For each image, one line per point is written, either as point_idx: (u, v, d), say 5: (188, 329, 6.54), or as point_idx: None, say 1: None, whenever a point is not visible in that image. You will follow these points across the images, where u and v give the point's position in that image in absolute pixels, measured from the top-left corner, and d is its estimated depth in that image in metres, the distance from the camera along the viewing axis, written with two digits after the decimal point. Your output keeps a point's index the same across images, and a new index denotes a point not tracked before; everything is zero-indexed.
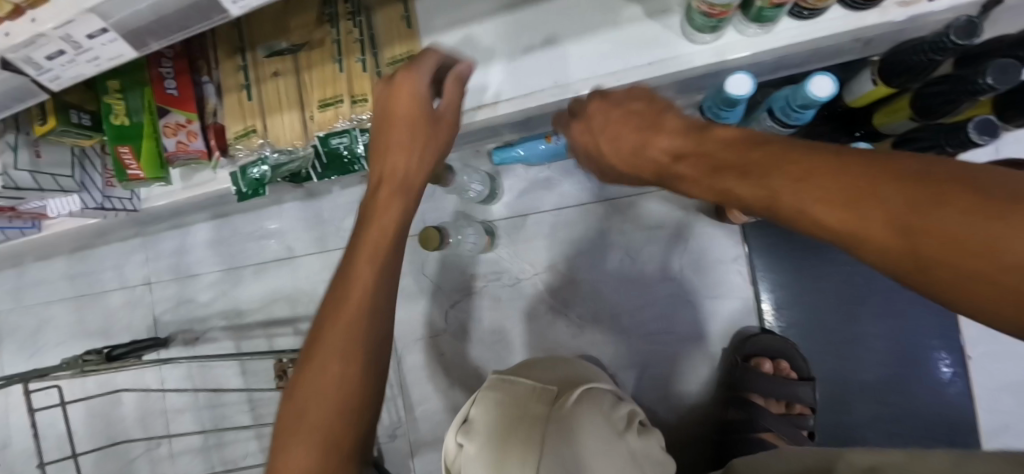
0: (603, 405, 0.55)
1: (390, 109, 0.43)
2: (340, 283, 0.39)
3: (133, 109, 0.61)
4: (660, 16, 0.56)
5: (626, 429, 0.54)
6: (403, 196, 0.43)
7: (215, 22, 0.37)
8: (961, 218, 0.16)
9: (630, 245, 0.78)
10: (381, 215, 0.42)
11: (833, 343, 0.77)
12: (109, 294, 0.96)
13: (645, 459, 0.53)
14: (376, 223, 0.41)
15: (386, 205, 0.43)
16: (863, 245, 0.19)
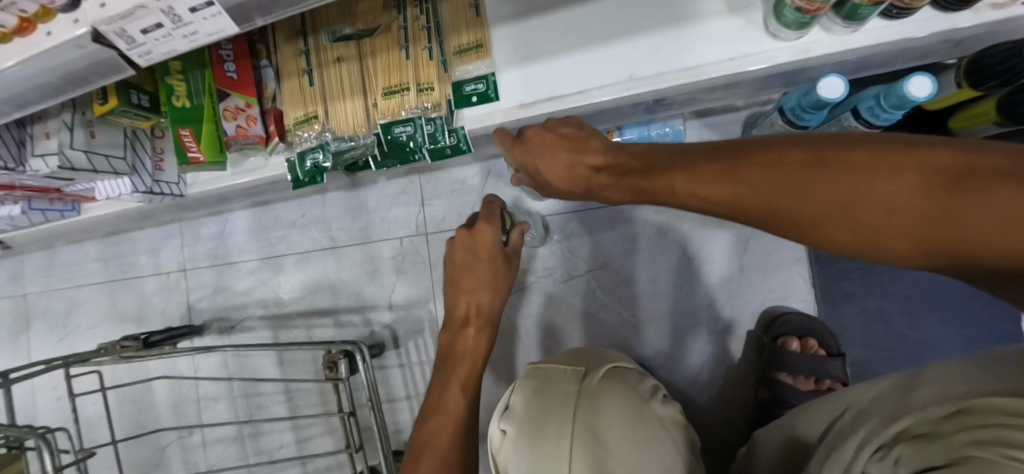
0: (630, 379, 0.55)
1: (465, 248, 0.56)
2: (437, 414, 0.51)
3: (194, 91, 0.59)
4: (742, 11, 0.54)
5: (653, 397, 0.54)
6: (485, 332, 0.56)
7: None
8: (964, 209, 0.18)
9: (690, 242, 0.73)
10: (463, 355, 0.55)
11: (896, 347, 0.68)
12: (143, 280, 0.94)
13: (670, 423, 0.53)
14: (463, 349, 0.55)
15: (475, 340, 0.55)
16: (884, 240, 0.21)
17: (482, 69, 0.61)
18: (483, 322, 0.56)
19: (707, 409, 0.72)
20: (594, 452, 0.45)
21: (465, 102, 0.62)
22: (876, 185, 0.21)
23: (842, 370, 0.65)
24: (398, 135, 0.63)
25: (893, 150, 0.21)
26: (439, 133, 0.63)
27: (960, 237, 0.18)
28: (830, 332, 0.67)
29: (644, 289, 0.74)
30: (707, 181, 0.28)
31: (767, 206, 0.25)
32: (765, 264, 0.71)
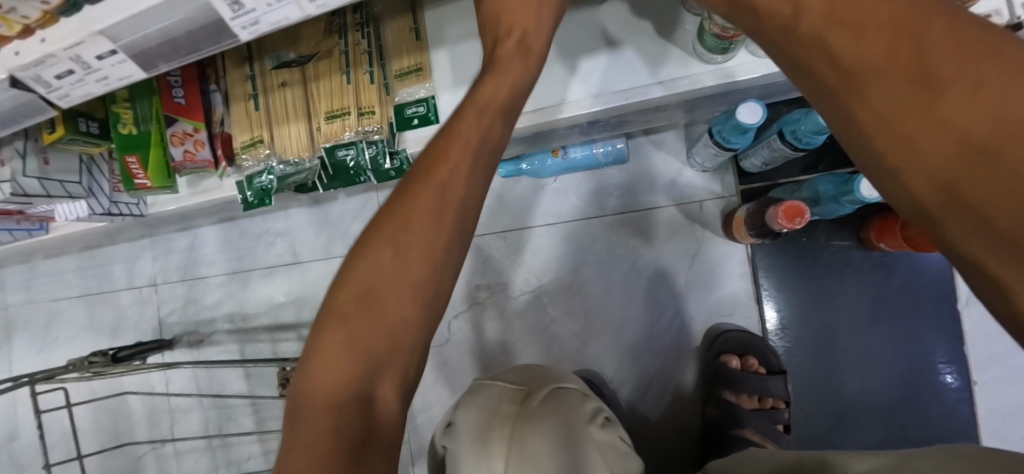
0: (571, 402, 0.51)
1: None
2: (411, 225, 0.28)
3: (141, 118, 0.61)
4: (671, 34, 0.54)
5: (592, 420, 0.49)
6: (526, 65, 0.37)
7: (224, 46, 0.39)
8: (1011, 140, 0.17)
9: (639, 258, 0.73)
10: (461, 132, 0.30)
11: (841, 362, 0.69)
12: (117, 293, 0.96)
13: (610, 450, 0.48)
14: (476, 103, 0.32)
15: (508, 67, 0.36)
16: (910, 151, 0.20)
17: (422, 92, 0.62)
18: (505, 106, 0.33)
19: (657, 423, 0.72)
20: (528, 459, 0.43)
21: (406, 125, 0.63)
22: (954, 65, 0.19)
23: (783, 387, 0.65)
24: (341, 158, 0.65)
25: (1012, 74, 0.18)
26: (379, 157, 0.64)
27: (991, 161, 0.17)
28: (770, 348, 0.67)
29: (595, 303, 0.75)
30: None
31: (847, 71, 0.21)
32: (712, 279, 0.71)
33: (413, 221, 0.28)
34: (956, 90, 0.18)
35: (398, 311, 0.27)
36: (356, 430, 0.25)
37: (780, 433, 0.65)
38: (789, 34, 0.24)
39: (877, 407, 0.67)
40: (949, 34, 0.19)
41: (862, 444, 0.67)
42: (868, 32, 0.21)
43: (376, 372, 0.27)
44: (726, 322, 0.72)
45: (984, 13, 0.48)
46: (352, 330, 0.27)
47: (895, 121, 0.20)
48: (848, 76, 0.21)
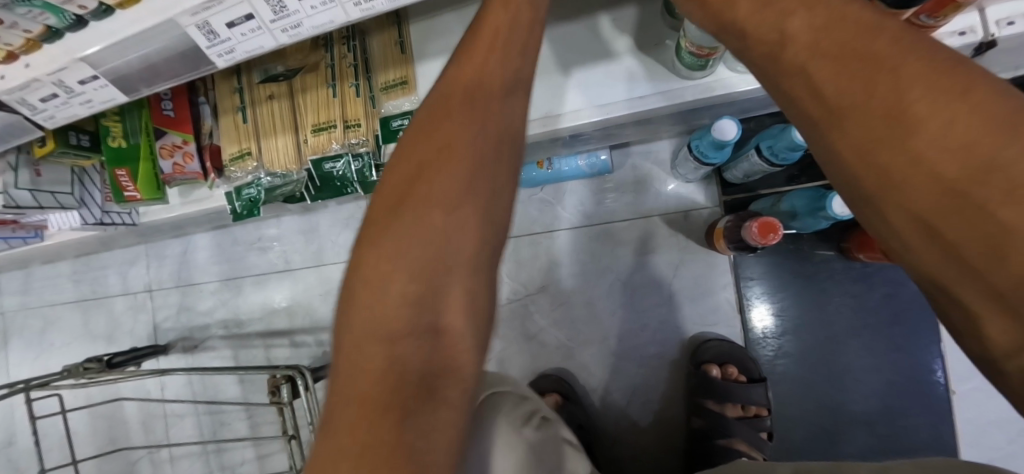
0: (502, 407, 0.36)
1: None
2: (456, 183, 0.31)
3: (130, 131, 0.62)
4: (652, 49, 0.54)
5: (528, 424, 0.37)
6: None
7: (203, 71, 0.40)
8: (980, 179, 0.18)
9: (624, 268, 0.74)
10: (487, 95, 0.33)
11: (822, 371, 0.70)
12: (113, 299, 0.98)
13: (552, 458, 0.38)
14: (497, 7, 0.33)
15: None
16: (887, 184, 0.21)
17: (407, 105, 0.63)
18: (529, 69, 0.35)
19: (643, 430, 0.73)
20: None
21: (391, 137, 0.63)
22: (927, 101, 0.19)
23: (765, 395, 0.66)
24: (328, 170, 0.65)
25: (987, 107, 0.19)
26: (366, 169, 0.65)
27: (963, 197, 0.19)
28: (751, 357, 0.68)
29: (582, 311, 0.76)
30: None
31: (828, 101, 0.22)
32: (696, 288, 0.72)
33: (454, 145, 0.31)
34: (926, 127, 0.19)
35: (448, 254, 0.30)
36: (418, 366, 0.28)
37: (764, 441, 0.66)
38: (771, 57, 0.25)
39: (858, 415, 0.68)
40: (924, 67, 0.20)
41: (845, 455, 0.68)
42: (845, 63, 0.22)
43: (436, 312, 0.29)
44: (707, 331, 0.73)
45: (960, 31, 0.48)
46: (410, 272, 0.30)
47: (872, 153, 0.21)
48: (827, 104, 0.23)
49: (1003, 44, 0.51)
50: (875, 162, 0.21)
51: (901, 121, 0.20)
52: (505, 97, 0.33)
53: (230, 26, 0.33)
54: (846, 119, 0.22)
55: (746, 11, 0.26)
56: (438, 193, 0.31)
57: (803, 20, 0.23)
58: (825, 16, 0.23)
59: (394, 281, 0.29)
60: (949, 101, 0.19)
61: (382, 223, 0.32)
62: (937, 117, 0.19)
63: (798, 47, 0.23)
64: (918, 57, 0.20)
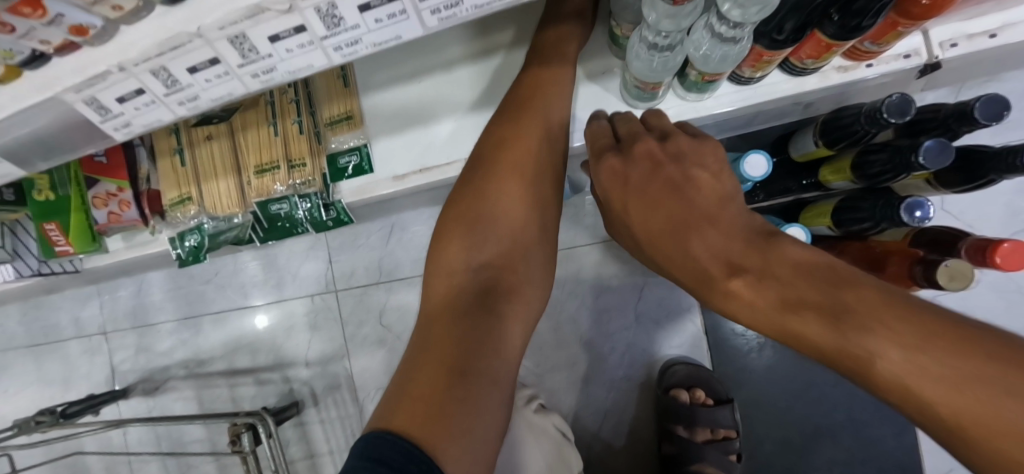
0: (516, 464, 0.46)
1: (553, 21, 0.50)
2: (504, 190, 0.46)
3: (58, 182, 0.59)
4: (601, 78, 0.54)
5: None
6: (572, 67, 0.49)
7: (101, 144, 0.37)
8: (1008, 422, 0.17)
9: (590, 290, 0.74)
10: (530, 125, 0.47)
11: (787, 387, 0.70)
12: (65, 344, 0.93)
13: None
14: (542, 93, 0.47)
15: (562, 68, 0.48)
16: (930, 417, 0.20)
17: (354, 140, 0.60)
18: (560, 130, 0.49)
19: (617, 452, 0.73)
20: None
21: (340, 175, 0.61)
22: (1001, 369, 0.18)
23: (732, 416, 0.66)
24: (275, 212, 0.63)
25: (988, 347, 0.19)
26: (315, 210, 0.63)
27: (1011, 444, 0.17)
28: (718, 379, 0.69)
29: (550, 336, 0.75)
30: (814, 286, 0.26)
31: (832, 349, 0.24)
32: (660, 309, 0.72)
33: (509, 169, 0.46)
34: (917, 367, 0.20)
35: (497, 233, 0.46)
36: (470, 304, 0.41)
37: (734, 462, 0.66)
38: (775, 326, 0.27)
39: (824, 427, 0.69)
40: (892, 309, 0.22)
41: (812, 469, 0.69)
42: (830, 319, 0.24)
43: (491, 273, 0.44)
44: (674, 351, 0.73)
45: (905, 54, 0.48)
46: (467, 240, 0.45)
47: (886, 385, 0.21)
48: (907, 391, 0.20)
49: (945, 65, 0.51)
50: (1008, 459, 0.17)
51: (999, 394, 0.17)
52: (541, 149, 0.47)
53: (122, 101, 0.31)
54: (938, 404, 0.19)
55: (716, 270, 0.30)
56: (490, 195, 0.46)
57: (762, 275, 0.28)
58: (784, 279, 0.27)
59: (462, 247, 0.45)
60: (922, 336, 0.20)
61: (453, 207, 0.48)
62: (929, 366, 0.19)
63: (855, 335, 0.22)
64: (958, 326, 0.20)
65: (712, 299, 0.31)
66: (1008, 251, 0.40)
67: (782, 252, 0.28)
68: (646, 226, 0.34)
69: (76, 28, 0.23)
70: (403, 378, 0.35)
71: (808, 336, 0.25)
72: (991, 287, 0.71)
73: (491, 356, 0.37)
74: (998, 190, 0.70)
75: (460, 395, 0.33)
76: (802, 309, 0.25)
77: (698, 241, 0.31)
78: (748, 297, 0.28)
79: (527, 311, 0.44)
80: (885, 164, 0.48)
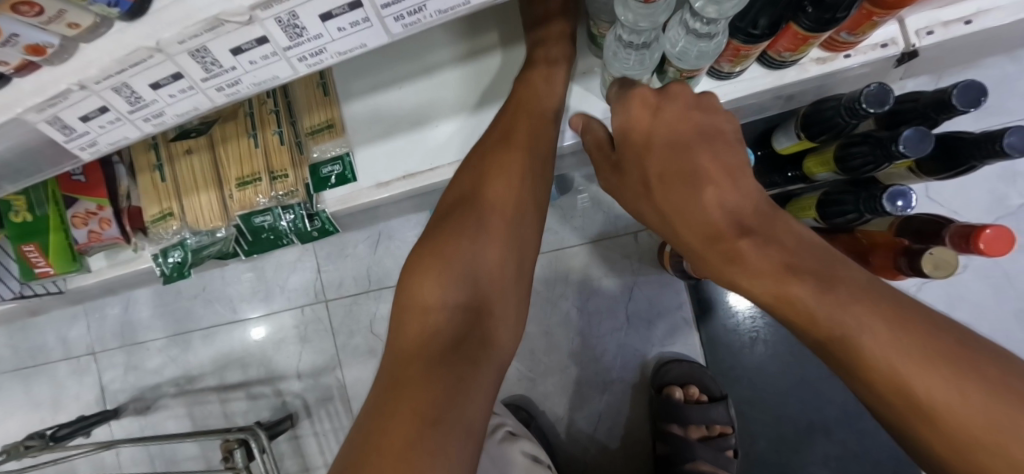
0: None
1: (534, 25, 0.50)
2: (485, 221, 0.44)
3: (36, 201, 0.58)
4: (582, 78, 0.54)
5: None
6: (553, 70, 0.49)
7: (68, 166, 0.37)
8: (979, 401, 0.21)
9: (582, 291, 0.74)
10: (514, 155, 0.46)
11: (780, 382, 0.70)
12: (53, 365, 0.91)
13: None
14: (523, 119, 0.47)
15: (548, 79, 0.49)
16: (898, 392, 0.23)
17: (337, 149, 0.59)
18: (542, 160, 0.47)
19: (612, 453, 0.72)
20: None
21: (323, 185, 0.60)
22: (953, 348, 0.23)
23: (727, 413, 0.67)
24: (259, 224, 0.62)
25: (954, 343, 0.23)
26: (300, 221, 0.62)
27: (968, 420, 0.21)
28: (711, 376, 0.69)
29: (542, 338, 0.75)
30: (811, 262, 0.29)
31: (823, 319, 0.26)
32: (651, 307, 0.73)
33: (491, 198, 0.45)
34: (905, 345, 0.23)
35: (478, 266, 0.42)
36: (446, 344, 0.36)
37: (731, 459, 0.66)
38: (776, 288, 0.29)
39: (818, 421, 0.69)
40: (883, 298, 0.26)
41: (809, 464, 0.69)
42: (831, 290, 0.27)
43: (469, 311, 0.40)
44: (667, 348, 0.73)
45: (882, 43, 0.48)
46: (443, 273, 0.40)
47: (863, 358, 0.25)
48: (877, 362, 0.24)
49: (921, 54, 0.51)
50: (955, 431, 0.21)
51: (964, 374, 0.22)
52: (523, 181, 0.46)
53: (87, 120, 0.30)
54: (906, 378, 0.23)
55: (725, 231, 0.32)
56: (469, 226, 0.43)
57: (770, 243, 0.30)
58: (785, 254, 0.29)
59: (440, 278, 0.40)
60: (909, 325, 0.24)
61: (429, 239, 0.43)
62: (916, 349, 0.23)
63: (853, 312, 0.25)
64: (923, 313, 0.25)
65: (710, 260, 0.33)
66: (991, 237, 0.40)
67: (786, 225, 0.31)
68: (666, 177, 0.35)
69: (32, 48, 0.22)
70: (368, 427, 0.31)
71: (801, 301, 0.27)
72: (978, 273, 0.71)
73: (467, 406, 0.32)
74: (979, 177, 0.70)
75: (433, 447, 0.29)
76: (801, 276, 0.28)
77: (709, 195, 0.33)
78: (752, 257, 0.30)
79: (500, 362, 0.40)
80: (866, 155, 0.48)
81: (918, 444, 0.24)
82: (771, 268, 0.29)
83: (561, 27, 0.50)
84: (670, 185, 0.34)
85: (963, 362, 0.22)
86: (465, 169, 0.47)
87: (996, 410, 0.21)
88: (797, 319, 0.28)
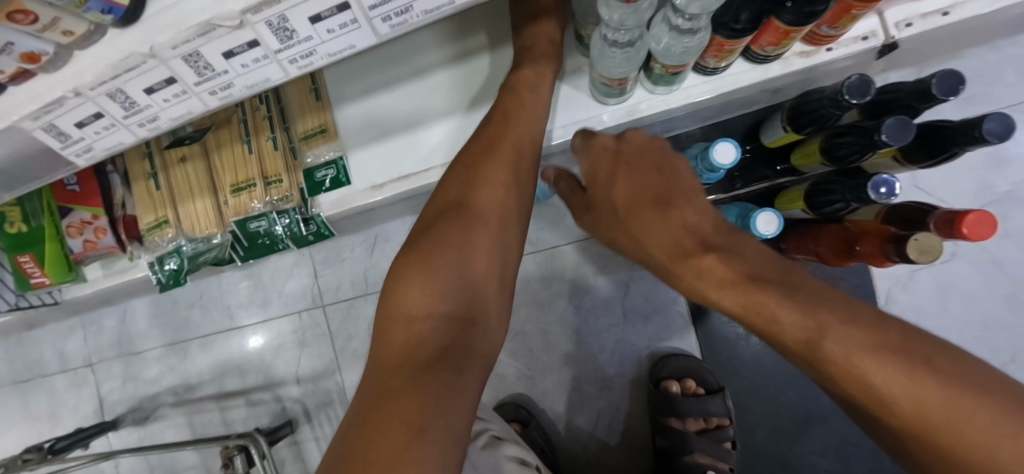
0: None
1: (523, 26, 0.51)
2: (472, 227, 0.43)
3: (30, 212, 0.58)
4: (571, 77, 0.55)
5: None
6: (543, 70, 0.50)
7: (64, 172, 0.37)
8: (934, 386, 0.23)
9: (578, 288, 0.74)
10: (501, 161, 0.46)
11: (776, 373, 0.71)
12: (50, 378, 0.91)
13: None
14: (510, 125, 0.48)
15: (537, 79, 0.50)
16: (865, 384, 0.25)
17: (331, 153, 0.60)
18: (527, 167, 0.48)
19: (613, 449, 0.73)
20: None
21: (318, 189, 0.61)
22: (902, 338, 0.26)
23: (724, 405, 0.68)
24: (255, 230, 0.63)
25: (905, 336, 0.26)
26: (295, 226, 0.63)
27: (925, 403, 0.23)
28: (708, 369, 0.70)
29: (540, 336, 0.75)
30: (770, 276, 0.32)
31: (790, 325, 0.29)
32: (647, 302, 0.73)
33: (478, 205, 0.44)
34: (860, 341, 0.26)
35: (466, 273, 0.41)
36: (434, 351, 0.36)
37: (729, 450, 0.67)
38: (744, 302, 0.32)
39: (815, 411, 0.70)
40: (835, 302, 0.29)
41: (807, 453, 0.69)
42: (789, 299, 0.30)
43: (455, 318, 0.39)
44: (664, 343, 0.73)
45: (863, 36, 0.49)
46: (430, 281, 0.40)
47: (827, 356, 0.27)
48: (841, 358, 0.26)
49: (902, 45, 0.53)
50: (918, 415, 0.23)
51: (918, 362, 0.24)
52: (508, 187, 0.46)
53: (81, 127, 0.31)
54: (867, 370, 0.25)
55: (694, 253, 0.36)
56: (456, 232, 0.43)
57: (733, 260, 0.34)
58: (746, 269, 0.33)
59: (428, 285, 0.40)
60: (864, 323, 0.27)
61: (414, 248, 0.43)
62: (871, 343, 0.26)
63: (811, 316, 0.28)
64: (872, 310, 0.28)
65: (687, 282, 0.37)
66: (974, 221, 0.41)
67: (748, 243, 0.36)
68: (645, 209, 0.40)
69: (27, 55, 0.22)
70: (354, 438, 0.30)
71: (767, 308, 0.30)
72: (967, 260, 0.72)
73: (454, 414, 0.31)
74: (963, 166, 0.72)
75: (420, 454, 0.27)
76: (764, 283, 0.31)
77: (677, 219, 0.38)
78: (716, 270, 0.34)
79: (485, 372, 0.39)
80: (851, 145, 0.49)
81: (894, 431, 0.26)
82: (735, 282, 0.33)
83: (550, 28, 0.51)
84: (645, 215, 0.40)
85: (912, 350, 0.25)
86: (450, 177, 0.47)
87: (946, 391, 0.23)
88: (765, 329, 0.31)
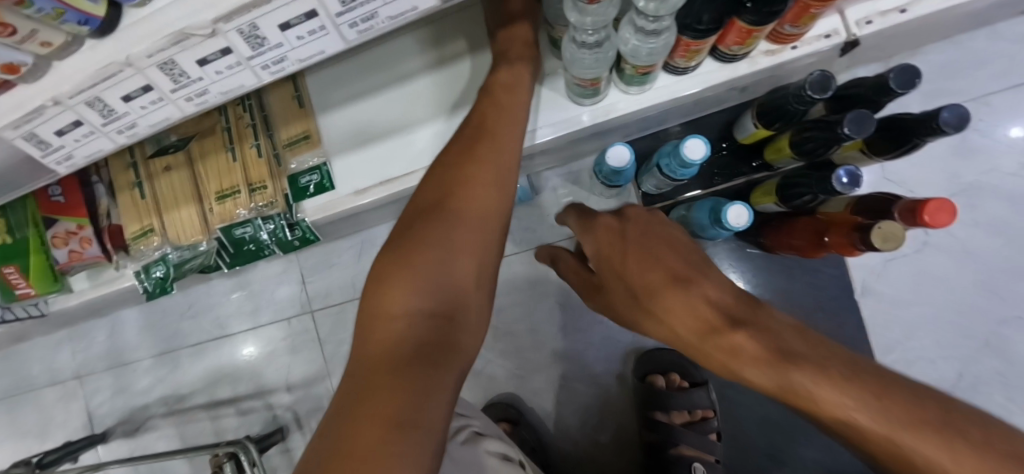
0: None
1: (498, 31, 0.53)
2: (454, 226, 0.44)
3: (15, 224, 0.57)
4: (548, 79, 0.57)
5: None
6: (518, 73, 0.51)
7: (47, 179, 0.38)
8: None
9: (564, 286, 0.76)
10: (483, 161, 0.47)
11: None
12: (39, 392, 0.90)
13: None
14: (490, 125, 0.49)
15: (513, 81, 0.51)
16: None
17: (315, 159, 0.60)
18: (509, 166, 0.49)
19: (602, 444, 0.73)
20: None
21: (302, 195, 0.61)
22: (979, 428, 0.21)
23: (708, 397, 0.69)
24: (240, 236, 0.64)
25: (974, 422, 0.21)
26: (281, 231, 0.64)
27: None
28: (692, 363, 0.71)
29: (528, 335, 0.76)
30: (802, 346, 0.27)
31: (834, 409, 0.23)
32: None
33: (461, 204, 0.45)
34: (923, 429, 0.21)
35: (447, 270, 0.42)
36: (413, 348, 0.37)
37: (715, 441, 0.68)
38: (778, 382, 0.26)
39: None
40: (884, 379, 0.24)
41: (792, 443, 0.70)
42: (831, 374, 0.24)
43: (436, 317, 0.40)
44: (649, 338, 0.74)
45: (825, 34, 0.51)
46: (412, 279, 0.41)
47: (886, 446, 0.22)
48: (899, 444, 0.21)
49: (863, 42, 0.55)
50: None
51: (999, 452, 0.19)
52: (491, 186, 0.47)
53: (61, 135, 0.32)
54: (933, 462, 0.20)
55: (715, 321, 0.29)
56: (438, 231, 0.44)
57: (761, 330, 0.28)
58: (776, 341, 0.27)
59: (409, 282, 0.41)
60: (920, 404, 0.22)
61: (398, 247, 0.44)
62: (930, 428, 0.21)
63: (859, 396, 0.23)
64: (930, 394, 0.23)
65: (709, 356, 0.30)
66: (933, 210, 0.43)
67: (773, 315, 0.29)
68: (650, 272, 0.33)
69: (7, 66, 0.23)
70: (337, 432, 0.31)
71: (807, 388, 0.24)
72: (940, 249, 0.74)
73: (431, 407, 0.32)
74: (933, 157, 0.74)
75: (399, 450, 0.28)
76: (799, 359, 0.25)
77: (700, 289, 0.31)
78: (747, 347, 0.27)
79: (463, 370, 0.40)
80: (817, 138, 0.51)
81: None
82: (767, 359, 0.26)
83: (525, 33, 0.53)
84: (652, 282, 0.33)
85: (989, 438, 0.20)
86: (433, 177, 0.48)
87: None
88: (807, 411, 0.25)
